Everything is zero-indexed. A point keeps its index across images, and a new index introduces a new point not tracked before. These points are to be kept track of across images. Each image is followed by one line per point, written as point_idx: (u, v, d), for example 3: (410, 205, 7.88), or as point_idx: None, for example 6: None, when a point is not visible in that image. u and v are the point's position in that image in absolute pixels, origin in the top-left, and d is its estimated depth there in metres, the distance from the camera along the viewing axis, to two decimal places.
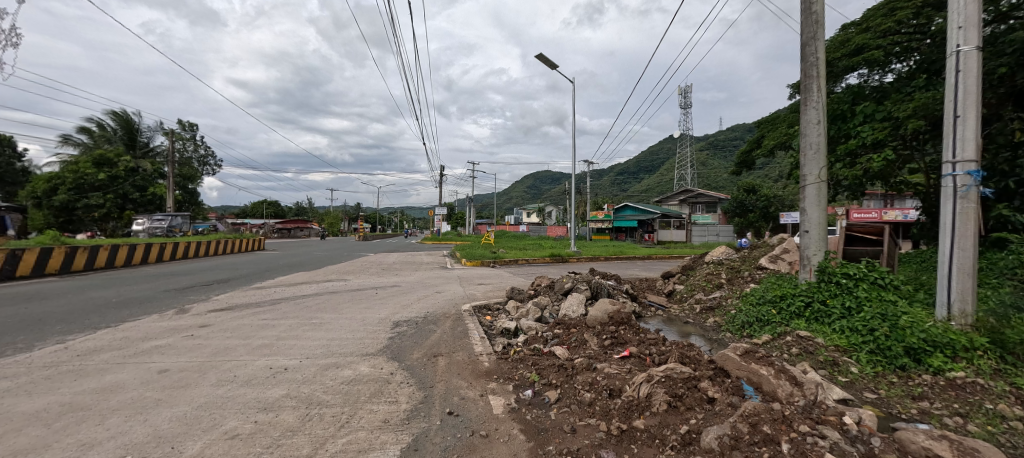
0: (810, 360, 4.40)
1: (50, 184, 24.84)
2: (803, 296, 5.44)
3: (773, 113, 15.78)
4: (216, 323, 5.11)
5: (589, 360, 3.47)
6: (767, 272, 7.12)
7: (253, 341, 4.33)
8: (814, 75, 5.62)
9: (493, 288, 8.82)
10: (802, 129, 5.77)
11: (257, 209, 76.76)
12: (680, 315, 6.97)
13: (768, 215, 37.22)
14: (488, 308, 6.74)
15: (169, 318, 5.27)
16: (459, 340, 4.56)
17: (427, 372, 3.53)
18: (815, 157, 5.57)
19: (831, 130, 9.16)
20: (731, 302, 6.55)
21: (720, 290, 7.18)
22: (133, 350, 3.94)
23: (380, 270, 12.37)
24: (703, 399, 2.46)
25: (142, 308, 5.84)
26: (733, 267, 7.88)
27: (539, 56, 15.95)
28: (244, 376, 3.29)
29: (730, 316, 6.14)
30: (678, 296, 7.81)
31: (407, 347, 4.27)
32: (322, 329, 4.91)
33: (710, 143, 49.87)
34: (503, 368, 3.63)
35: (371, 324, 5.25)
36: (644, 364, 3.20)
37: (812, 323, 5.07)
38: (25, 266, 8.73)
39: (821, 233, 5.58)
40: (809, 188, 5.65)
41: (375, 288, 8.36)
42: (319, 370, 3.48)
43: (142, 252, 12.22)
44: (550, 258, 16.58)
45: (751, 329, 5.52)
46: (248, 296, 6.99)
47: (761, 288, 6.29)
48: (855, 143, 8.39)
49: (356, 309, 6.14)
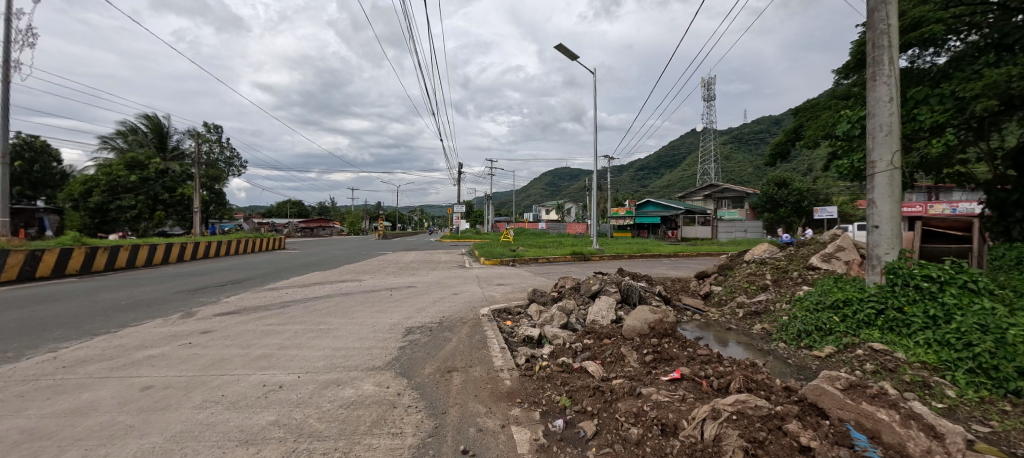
0: (892, 380, 3.67)
1: (85, 187, 25.93)
2: (872, 301, 4.65)
3: (812, 100, 14.64)
4: (219, 328, 4.82)
5: (631, 382, 2.89)
6: (820, 272, 6.30)
7: (254, 351, 3.98)
8: (885, 44, 4.77)
9: (513, 289, 8.31)
10: (868, 109, 4.94)
11: (282, 209, 79.05)
12: (720, 321, 6.28)
13: (800, 209, 35.42)
14: (508, 312, 6.24)
15: (171, 323, 5.04)
16: (478, 351, 4.07)
17: (439, 392, 3.05)
18: (886, 140, 4.74)
19: None
20: (781, 307, 5.80)
21: (766, 293, 6.42)
22: (124, 361, 3.66)
23: (397, 269, 12.11)
24: (795, 448, 1.85)
25: (147, 312, 5.63)
26: (779, 267, 7.08)
27: (560, 46, 15.30)
28: (233, 396, 2.91)
29: (782, 323, 5.36)
30: (717, 299, 7.09)
31: (420, 359, 3.82)
32: (329, 336, 4.53)
33: (734, 135, 47.93)
34: (526, 389, 3.10)
35: (381, 330, 4.82)
36: (701, 391, 2.60)
37: (886, 334, 4.29)
38: (46, 266, 8.83)
39: (894, 229, 4.74)
40: (878, 177, 4.81)
41: (389, 289, 8.00)
42: (318, 389, 3.06)
43: (162, 252, 12.34)
44: (572, 256, 15.94)
45: (809, 339, 4.78)
46: (257, 298, 6.72)
47: (818, 291, 5.51)
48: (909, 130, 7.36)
49: (367, 313, 5.76)
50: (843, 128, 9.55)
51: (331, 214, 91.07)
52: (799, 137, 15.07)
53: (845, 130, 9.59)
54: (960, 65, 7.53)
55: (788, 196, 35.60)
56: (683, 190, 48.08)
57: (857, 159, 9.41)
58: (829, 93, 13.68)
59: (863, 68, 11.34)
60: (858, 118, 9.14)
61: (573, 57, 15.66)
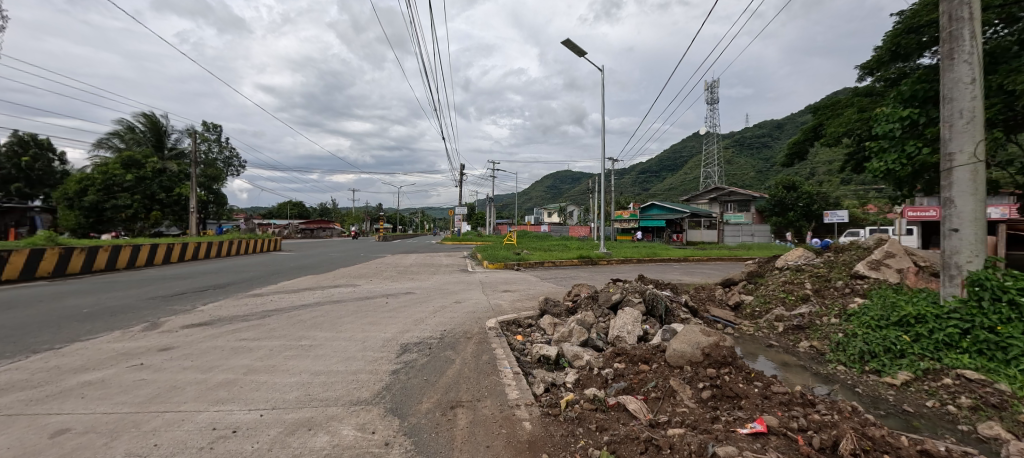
0: (1005, 421, 2.91)
1: (81, 185, 25.24)
2: (954, 319, 3.90)
3: (832, 98, 14.03)
4: (182, 345, 4.11)
5: (695, 435, 2.13)
6: (870, 282, 5.57)
7: (215, 376, 3.28)
8: (965, 16, 4.08)
9: (522, 297, 7.59)
10: (942, 91, 4.24)
11: (282, 210, 78.62)
12: (758, 336, 5.53)
13: (810, 214, 34.65)
14: (517, 325, 5.52)
15: (131, 337, 4.36)
16: (487, 378, 3.34)
17: (440, 442, 2.32)
18: (967, 129, 4.03)
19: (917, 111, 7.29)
20: (831, 321, 5.05)
21: (809, 305, 5.68)
22: (51, 390, 2.96)
23: (396, 273, 11.44)
24: None
25: (104, 323, 4.89)
26: (820, 276, 6.36)
27: (567, 42, 14.68)
28: (168, 447, 2.21)
29: (838, 343, 4.59)
30: (749, 310, 6.34)
31: (418, 389, 3.11)
32: (311, 356, 3.83)
33: (738, 139, 47.80)
34: (553, 437, 2.37)
35: (373, 348, 4.10)
36: (800, 454, 1.88)
37: (978, 359, 3.53)
38: (12, 269, 8.16)
39: (979, 233, 3.99)
40: (958, 172, 4.08)
41: (386, 296, 7.28)
42: (282, 435, 2.36)
43: (146, 253, 11.67)
44: (579, 260, 15.24)
45: (876, 362, 4.03)
46: (238, 306, 6.03)
47: (876, 304, 4.76)
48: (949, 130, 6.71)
49: (359, 325, 5.04)
50: (877, 128, 7.74)
51: (331, 216, 90.46)
52: (819, 136, 14.36)
53: (881, 131, 7.77)
54: (997, 59, 6.57)
55: (798, 200, 34.87)
56: (687, 193, 47.47)
57: (892, 161, 7.54)
58: (850, 91, 13.03)
59: (892, 62, 10.55)
60: (899, 117, 7.35)
61: (581, 54, 15.01)
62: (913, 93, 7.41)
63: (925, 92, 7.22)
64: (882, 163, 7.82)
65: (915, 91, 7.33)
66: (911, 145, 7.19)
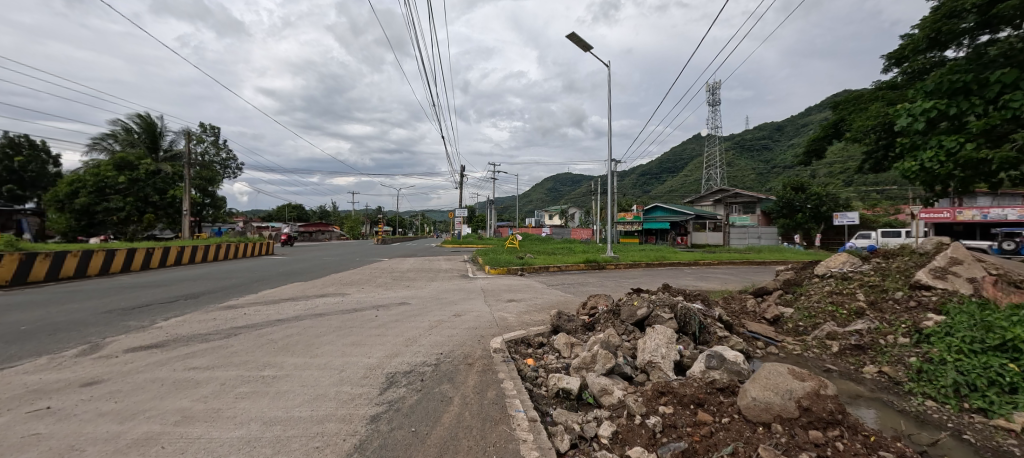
0: None
1: (71, 188, 24.53)
2: None
3: (855, 92, 13.27)
4: (114, 377, 3.30)
5: None
6: (937, 294, 4.76)
7: (135, 430, 2.45)
8: None
9: (529, 308, 6.74)
10: None
11: (281, 212, 78.24)
12: (807, 357, 4.70)
13: (819, 216, 33.34)
14: (526, 345, 4.71)
15: (54, 366, 3.54)
16: (495, 430, 2.52)
17: None
18: None
19: (942, 106, 5.77)
20: (904, 343, 4.23)
21: (865, 321, 4.89)
22: None
23: (392, 280, 10.65)
24: None
25: (33, 347, 4.06)
26: (873, 286, 5.55)
27: (572, 35, 13.92)
28: None
29: (923, 370, 3.74)
30: (792, 325, 5.53)
31: (402, 449, 2.30)
32: (272, 394, 3.01)
33: (738, 141, 47.13)
34: None
35: (352, 381, 3.30)
36: None
37: None
38: None
39: None
40: None
41: (376, 308, 6.46)
42: None
43: (122, 259, 10.87)
44: (585, 264, 14.45)
45: (980, 399, 3.20)
46: (203, 322, 5.21)
47: (963, 322, 3.95)
48: (996, 120, 5.24)
49: (339, 347, 4.23)
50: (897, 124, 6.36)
51: (330, 218, 89.74)
52: (839, 133, 13.59)
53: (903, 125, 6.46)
54: None
55: (806, 202, 33.52)
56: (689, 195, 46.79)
57: (928, 159, 6.04)
58: (875, 85, 12.31)
59: (927, 51, 9.81)
60: (921, 111, 6.03)
61: (587, 49, 14.25)
62: (939, 84, 6.05)
63: (953, 82, 5.85)
64: (915, 162, 6.33)
65: (942, 83, 5.96)
66: (950, 140, 5.77)
